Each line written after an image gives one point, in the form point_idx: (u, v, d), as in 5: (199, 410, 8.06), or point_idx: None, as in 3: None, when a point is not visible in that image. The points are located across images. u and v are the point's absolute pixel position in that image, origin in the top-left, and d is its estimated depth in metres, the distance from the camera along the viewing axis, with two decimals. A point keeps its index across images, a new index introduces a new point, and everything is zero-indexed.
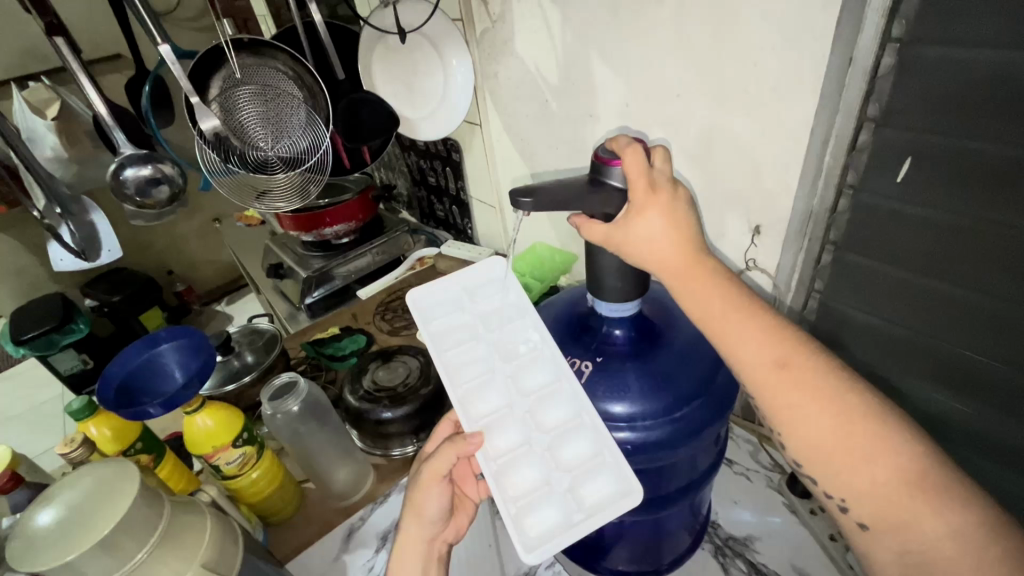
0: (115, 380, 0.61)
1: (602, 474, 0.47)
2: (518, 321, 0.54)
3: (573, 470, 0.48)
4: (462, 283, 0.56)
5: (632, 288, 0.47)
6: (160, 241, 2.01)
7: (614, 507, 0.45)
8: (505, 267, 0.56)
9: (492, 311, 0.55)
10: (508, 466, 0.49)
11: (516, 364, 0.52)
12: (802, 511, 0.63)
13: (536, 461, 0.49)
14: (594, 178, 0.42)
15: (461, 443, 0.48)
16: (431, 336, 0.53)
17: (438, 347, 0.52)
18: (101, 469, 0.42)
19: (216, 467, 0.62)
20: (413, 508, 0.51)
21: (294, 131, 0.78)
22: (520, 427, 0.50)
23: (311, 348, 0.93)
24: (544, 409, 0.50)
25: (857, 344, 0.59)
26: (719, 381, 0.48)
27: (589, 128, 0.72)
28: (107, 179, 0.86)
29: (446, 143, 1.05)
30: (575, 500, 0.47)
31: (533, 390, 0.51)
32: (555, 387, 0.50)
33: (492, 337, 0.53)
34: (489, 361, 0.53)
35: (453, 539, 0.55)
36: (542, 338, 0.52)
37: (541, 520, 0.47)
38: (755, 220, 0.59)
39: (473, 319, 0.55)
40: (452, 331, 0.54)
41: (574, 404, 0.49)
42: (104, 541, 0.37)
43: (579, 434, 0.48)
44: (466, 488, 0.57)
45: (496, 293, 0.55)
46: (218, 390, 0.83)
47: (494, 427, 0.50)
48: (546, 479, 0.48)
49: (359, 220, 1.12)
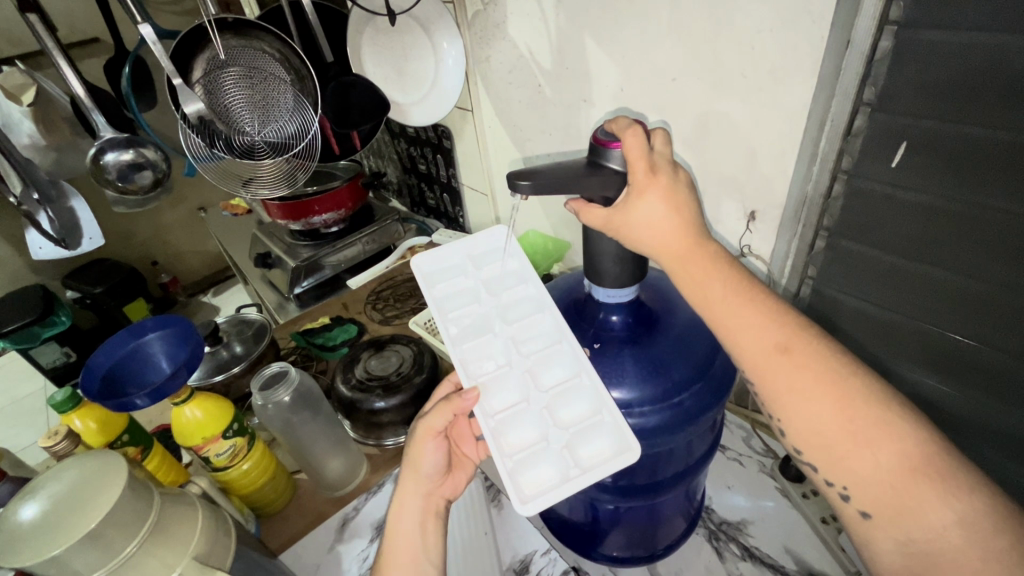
0: (101, 369, 0.60)
1: (601, 432, 0.46)
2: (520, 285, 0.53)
3: (571, 429, 0.47)
4: (466, 248, 0.55)
5: (630, 273, 0.47)
6: (144, 231, 1.97)
7: (612, 464, 0.44)
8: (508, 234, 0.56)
9: (494, 275, 0.54)
10: (505, 424, 0.48)
11: (517, 326, 0.51)
12: (794, 495, 0.63)
13: (534, 420, 0.49)
14: (593, 161, 0.42)
15: (457, 401, 0.47)
16: (433, 299, 0.52)
17: (440, 309, 0.52)
18: (86, 462, 0.41)
19: (205, 459, 0.60)
20: (410, 464, 0.51)
21: (281, 115, 0.76)
22: (519, 388, 0.50)
23: (300, 338, 0.92)
24: (543, 370, 0.50)
25: (850, 329, 0.59)
26: (716, 367, 0.48)
27: (583, 113, 0.71)
28: (87, 164, 0.83)
29: (436, 130, 1.04)
30: (572, 457, 0.46)
31: (532, 351, 0.50)
32: (555, 348, 0.50)
33: (493, 299, 0.53)
34: (490, 322, 0.52)
35: (452, 496, 0.54)
36: (542, 302, 0.52)
37: (537, 477, 0.46)
38: (750, 206, 0.59)
39: (475, 282, 0.54)
40: (453, 294, 0.54)
41: (574, 365, 0.49)
42: (91, 536, 0.36)
43: (579, 393, 0.48)
44: (464, 447, 0.57)
45: (499, 258, 0.55)
46: (206, 380, 0.81)
47: (492, 386, 0.49)
48: (543, 437, 0.48)
49: (348, 208, 1.10)
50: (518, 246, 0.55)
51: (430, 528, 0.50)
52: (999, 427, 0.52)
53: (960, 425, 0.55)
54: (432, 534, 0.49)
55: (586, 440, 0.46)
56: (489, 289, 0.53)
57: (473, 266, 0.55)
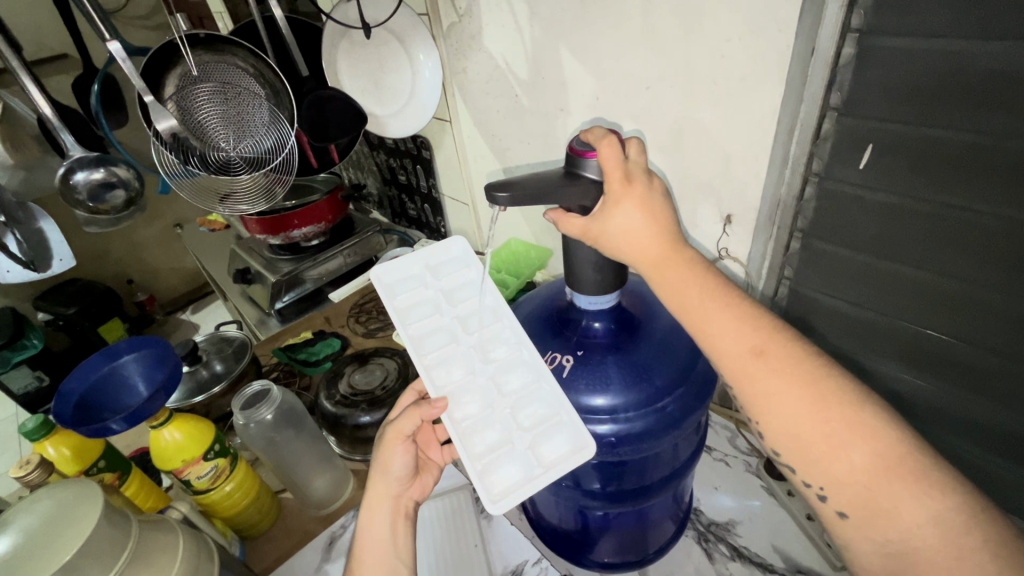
0: (74, 396, 0.58)
1: (561, 432, 0.47)
2: (479, 293, 0.53)
3: (534, 430, 0.47)
4: (425, 258, 0.54)
5: (610, 280, 0.47)
6: (118, 249, 1.92)
7: (571, 460, 0.45)
8: (466, 245, 0.55)
9: (454, 284, 0.53)
10: (471, 428, 0.48)
11: (479, 334, 0.51)
12: (779, 493, 0.65)
13: (499, 424, 0.49)
14: (570, 171, 0.43)
15: (426, 409, 0.48)
16: (396, 310, 0.51)
17: (403, 320, 0.50)
18: (62, 491, 0.40)
19: (186, 482, 0.59)
20: (379, 467, 0.51)
21: (257, 130, 0.75)
22: (484, 394, 0.49)
23: (283, 353, 0.91)
24: (505, 375, 0.50)
25: (828, 328, 0.60)
26: (699, 370, 0.49)
27: (560, 122, 0.72)
28: (56, 184, 0.81)
29: (416, 141, 1.04)
30: (535, 456, 0.47)
31: (494, 357, 0.50)
32: (516, 354, 0.50)
33: (454, 309, 0.52)
34: (452, 332, 0.51)
35: (420, 497, 0.54)
36: (501, 310, 0.52)
37: (503, 478, 0.46)
38: (726, 209, 0.60)
39: (435, 292, 0.53)
40: (414, 304, 0.52)
41: (534, 369, 0.49)
42: (66, 569, 0.35)
43: (539, 395, 0.48)
44: (430, 452, 0.57)
45: (458, 268, 0.54)
46: (185, 401, 0.79)
47: (459, 393, 0.49)
48: (508, 440, 0.48)
49: (328, 222, 1.09)
50: (477, 257, 0.54)
51: (400, 531, 0.49)
52: (969, 417, 0.54)
53: (933, 418, 0.57)
54: (403, 538, 0.49)
55: (547, 440, 0.47)
56: (449, 299, 0.52)
57: (432, 276, 0.53)
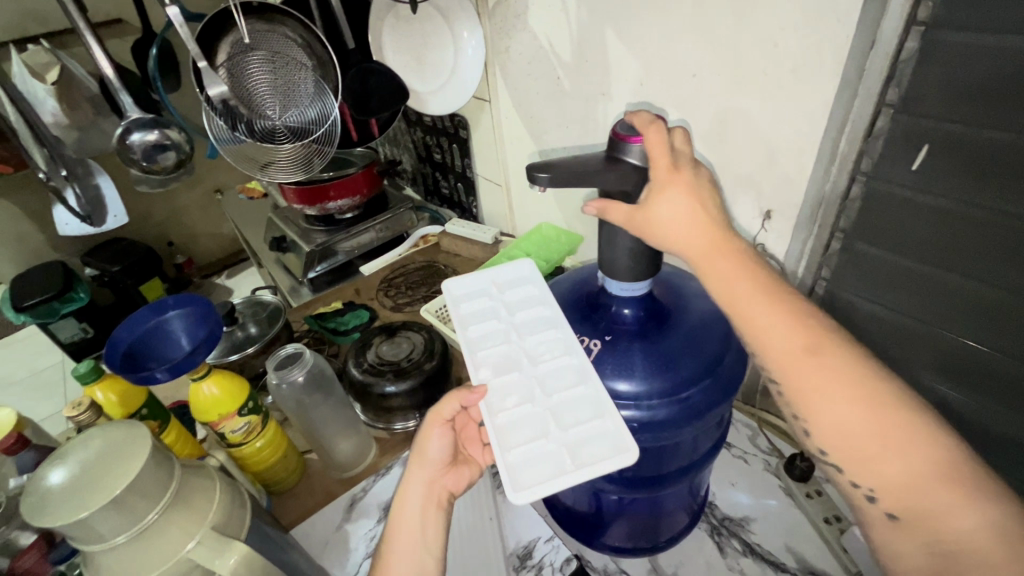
0: (123, 345, 0.61)
1: (601, 437, 0.46)
2: (536, 307, 0.56)
3: (572, 431, 0.47)
4: (492, 277, 0.61)
5: (644, 267, 0.47)
6: (161, 211, 2.00)
7: (609, 462, 0.43)
8: (533, 268, 0.61)
9: (517, 299, 0.58)
10: (508, 423, 0.48)
11: (531, 340, 0.53)
12: (799, 494, 0.65)
13: (536, 422, 0.49)
14: (612, 155, 0.42)
15: (466, 393, 0.50)
16: (457, 314, 0.57)
17: (463, 323, 0.56)
18: (111, 430, 0.43)
19: (221, 434, 0.62)
20: (417, 451, 0.53)
21: (302, 100, 0.77)
22: (526, 393, 0.50)
23: (314, 321, 0.94)
24: (551, 379, 0.50)
25: (859, 331, 0.59)
26: (729, 363, 0.48)
27: (601, 107, 0.71)
28: (113, 143, 0.85)
29: (453, 119, 1.04)
30: (570, 456, 0.45)
31: (543, 362, 0.52)
32: (564, 359, 0.51)
33: (511, 318, 0.56)
34: (506, 335, 0.55)
35: (457, 489, 0.53)
36: (557, 321, 0.54)
37: (534, 472, 0.45)
38: (766, 205, 0.59)
39: (497, 303, 0.58)
40: (477, 312, 0.57)
41: (581, 376, 0.49)
42: (116, 500, 0.38)
43: (583, 402, 0.48)
44: (472, 449, 0.56)
45: (521, 286, 0.59)
46: (222, 359, 0.83)
47: (501, 389, 0.51)
48: (544, 437, 0.47)
49: (363, 195, 1.12)
50: (541, 278, 0.59)
51: (429, 518, 0.49)
52: (1004, 433, 0.53)
53: (967, 432, 0.55)
54: (431, 527, 0.49)
55: (586, 443, 0.46)
56: (509, 309, 0.57)
57: (497, 292, 0.59)
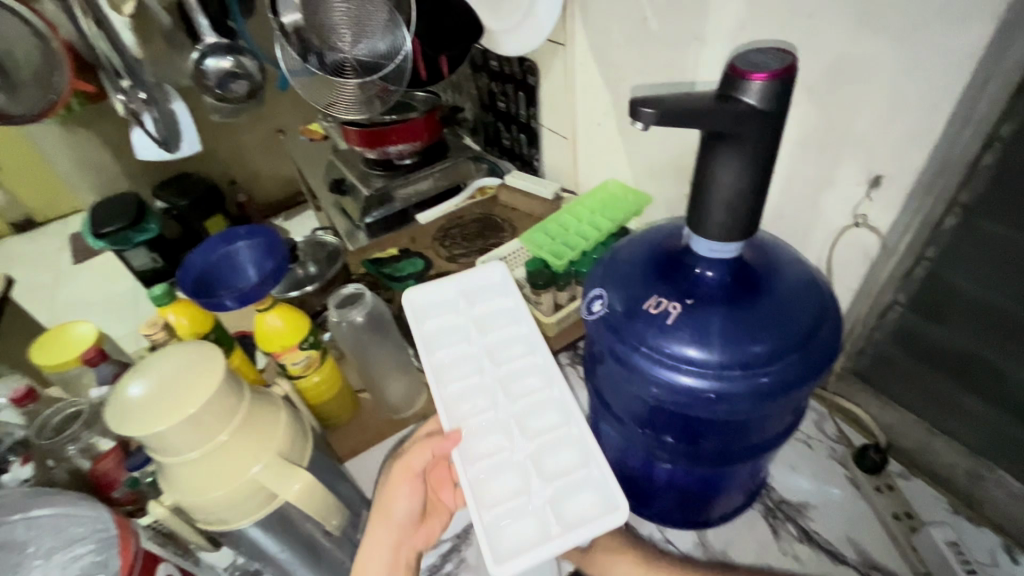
0: (194, 271, 0.63)
1: (585, 490, 0.50)
2: (509, 328, 0.61)
3: (555, 484, 0.50)
4: (462, 287, 0.64)
5: (739, 228, 0.42)
6: (225, 149, 2.05)
7: (598, 521, 0.47)
8: (504, 274, 0.65)
9: (487, 314, 0.63)
10: (488, 473, 0.52)
11: (504, 369, 0.58)
12: (866, 486, 0.61)
13: (515, 471, 0.52)
14: (724, 96, 0.37)
15: (440, 441, 0.52)
16: (423, 338, 0.60)
17: (431, 347, 0.60)
18: (186, 349, 0.44)
19: (282, 365, 0.63)
20: (383, 507, 0.53)
21: (374, 33, 0.73)
22: (503, 434, 0.54)
23: (372, 266, 0.94)
24: (530, 417, 0.55)
25: (960, 318, 0.55)
26: (820, 339, 0.44)
27: (691, 52, 0.65)
28: (191, 69, 0.87)
29: (523, 64, 0.98)
30: (557, 515, 0.48)
31: (519, 398, 0.56)
32: (544, 392, 0.57)
33: (483, 339, 0.60)
34: (480, 364, 0.59)
35: (425, 545, 0.56)
36: (530, 342, 0.60)
37: (520, 530, 0.48)
38: (875, 169, 0.53)
39: (468, 320, 0.62)
40: (449, 333, 0.62)
41: (562, 416, 0.55)
42: (193, 419, 0.39)
43: (562, 443, 0.53)
44: (442, 495, 0.58)
45: (493, 297, 0.64)
46: (283, 294, 0.85)
47: (475, 431, 0.54)
48: (527, 489, 0.51)
49: (424, 141, 1.10)
50: (515, 289, 0.64)
51: None
52: None
53: None
54: None
55: (569, 497, 0.50)
56: (486, 333, 0.61)
57: (467, 305, 0.63)
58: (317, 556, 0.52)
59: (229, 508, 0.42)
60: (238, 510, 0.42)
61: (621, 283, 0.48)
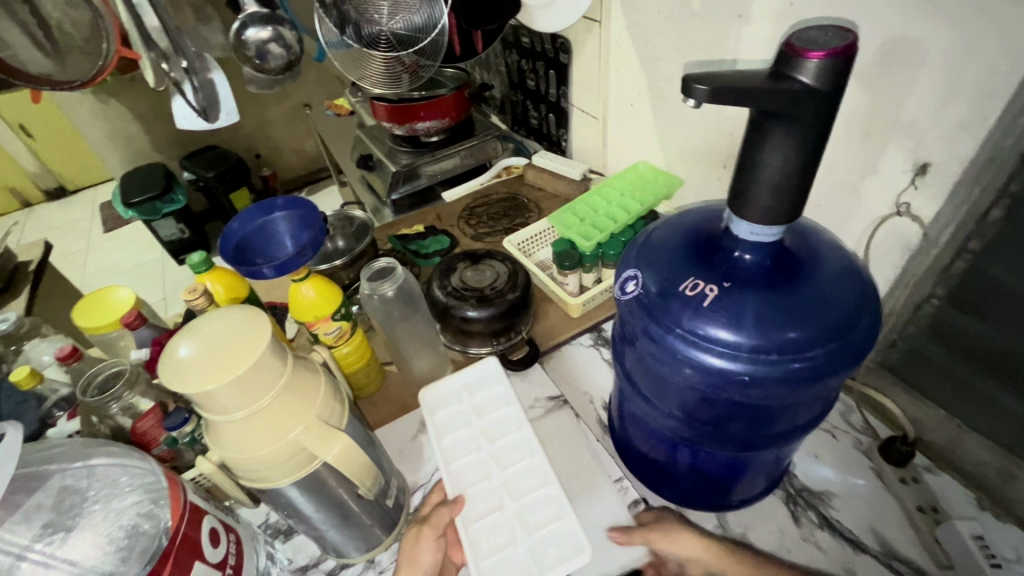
0: (233, 239, 0.64)
1: (560, 538, 0.53)
2: (501, 409, 0.64)
3: (536, 534, 0.54)
4: (461, 378, 0.67)
5: (783, 212, 0.42)
6: (251, 123, 2.07)
7: (568, 562, 0.51)
8: (496, 365, 0.68)
9: (484, 400, 0.65)
10: (483, 530, 0.55)
11: (498, 444, 0.61)
12: (891, 478, 0.61)
13: (504, 526, 0.55)
14: (778, 73, 0.37)
15: (445, 509, 0.56)
16: (432, 422, 0.64)
17: (439, 432, 0.63)
18: (233, 313, 0.45)
19: (314, 335, 0.65)
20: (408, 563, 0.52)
21: (410, 6, 0.73)
22: (497, 496, 0.57)
23: (397, 241, 0.94)
24: (517, 482, 0.58)
25: (999, 314, 0.53)
26: (859, 329, 0.43)
27: (734, 31, 0.63)
28: (231, 38, 0.88)
29: (555, 41, 0.96)
30: (535, 559, 0.52)
31: (509, 465, 0.59)
32: (527, 461, 0.59)
33: (481, 422, 0.63)
34: (476, 444, 0.61)
35: None
36: (520, 420, 0.62)
37: None
38: (922, 156, 0.51)
39: (468, 407, 0.65)
40: (451, 418, 0.64)
41: (542, 476, 0.57)
42: (241, 379, 0.40)
43: (543, 502, 0.56)
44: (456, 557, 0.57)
45: (488, 385, 0.66)
46: (313, 267, 0.86)
47: (473, 495, 0.57)
48: (512, 541, 0.54)
49: (451, 119, 1.09)
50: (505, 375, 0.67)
51: None
52: None
53: None
54: None
55: (547, 545, 0.53)
56: (479, 414, 0.64)
57: (468, 394, 0.66)
58: (347, 519, 0.54)
59: (271, 467, 0.44)
60: (278, 470, 0.44)
61: (656, 266, 0.48)
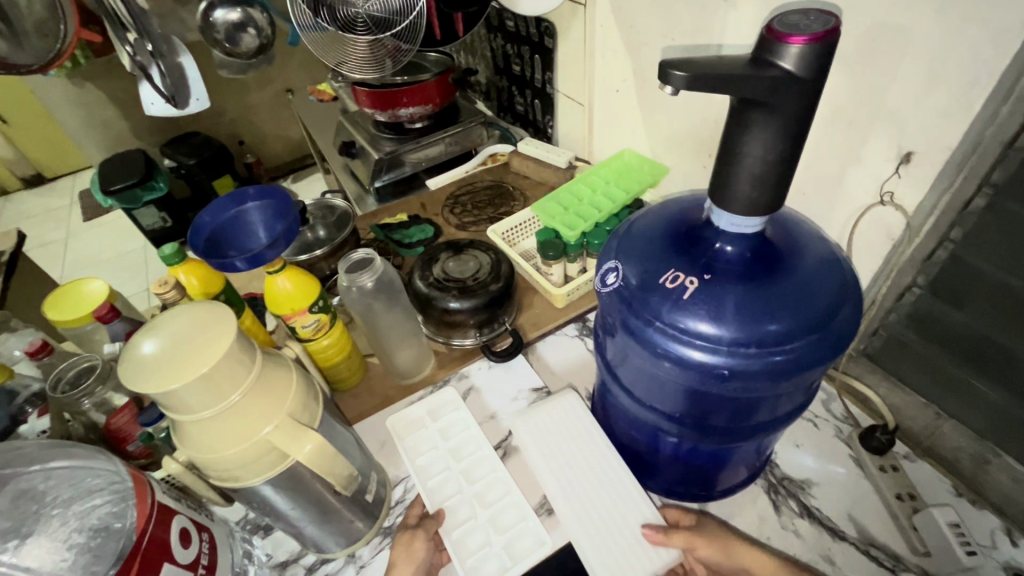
0: (205, 230, 0.62)
1: (529, 534, 0.56)
2: (464, 428, 0.65)
3: (507, 534, 0.56)
4: (424, 406, 0.68)
5: (765, 202, 0.41)
6: (233, 108, 2.02)
7: (538, 552, 0.55)
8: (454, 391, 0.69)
9: (447, 423, 0.66)
10: (461, 537, 0.56)
11: (466, 461, 0.62)
12: (871, 466, 0.61)
13: (480, 531, 0.57)
14: (760, 59, 0.36)
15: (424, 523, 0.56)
16: (402, 448, 0.63)
17: (408, 455, 0.62)
18: (198, 309, 0.44)
19: (292, 328, 0.64)
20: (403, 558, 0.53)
21: None
22: (469, 507, 0.58)
23: (380, 230, 0.93)
24: (487, 491, 0.60)
25: (979, 303, 0.53)
26: (839, 320, 0.43)
27: (720, 16, 0.62)
28: (198, 19, 0.88)
29: (540, 25, 0.94)
30: (509, 554, 0.55)
31: (476, 478, 0.60)
32: (493, 474, 0.61)
33: (446, 443, 0.64)
34: (444, 463, 0.62)
35: None
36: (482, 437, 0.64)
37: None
38: (906, 145, 0.51)
39: (433, 432, 0.65)
40: (419, 442, 0.64)
41: (505, 485, 0.60)
42: (204, 378, 0.39)
43: (511, 506, 0.58)
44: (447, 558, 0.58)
45: (450, 409, 0.67)
46: (292, 257, 0.84)
47: (449, 507, 0.58)
48: (487, 543, 0.56)
49: (436, 105, 1.06)
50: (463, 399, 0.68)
51: None
52: None
53: None
54: None
55: (518, 542, 0.56)
56: (444, 435, 0.64)
57: (431, 420, 0.66)
58: (326, 514, 0.53)
59: (241, 466, 0.43)
60: (251, 470, 0.43)
61: (637, 257, 0.47)
